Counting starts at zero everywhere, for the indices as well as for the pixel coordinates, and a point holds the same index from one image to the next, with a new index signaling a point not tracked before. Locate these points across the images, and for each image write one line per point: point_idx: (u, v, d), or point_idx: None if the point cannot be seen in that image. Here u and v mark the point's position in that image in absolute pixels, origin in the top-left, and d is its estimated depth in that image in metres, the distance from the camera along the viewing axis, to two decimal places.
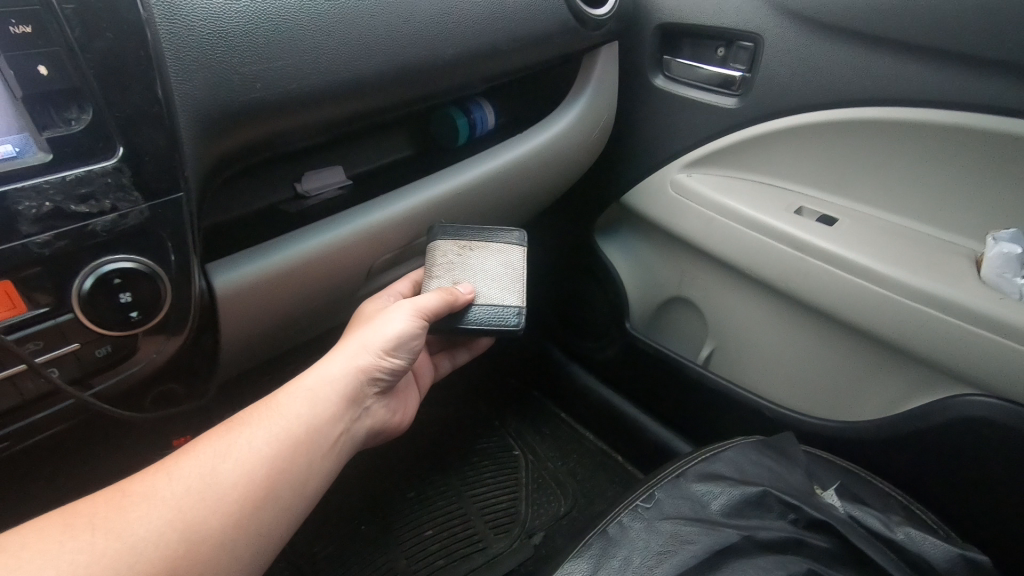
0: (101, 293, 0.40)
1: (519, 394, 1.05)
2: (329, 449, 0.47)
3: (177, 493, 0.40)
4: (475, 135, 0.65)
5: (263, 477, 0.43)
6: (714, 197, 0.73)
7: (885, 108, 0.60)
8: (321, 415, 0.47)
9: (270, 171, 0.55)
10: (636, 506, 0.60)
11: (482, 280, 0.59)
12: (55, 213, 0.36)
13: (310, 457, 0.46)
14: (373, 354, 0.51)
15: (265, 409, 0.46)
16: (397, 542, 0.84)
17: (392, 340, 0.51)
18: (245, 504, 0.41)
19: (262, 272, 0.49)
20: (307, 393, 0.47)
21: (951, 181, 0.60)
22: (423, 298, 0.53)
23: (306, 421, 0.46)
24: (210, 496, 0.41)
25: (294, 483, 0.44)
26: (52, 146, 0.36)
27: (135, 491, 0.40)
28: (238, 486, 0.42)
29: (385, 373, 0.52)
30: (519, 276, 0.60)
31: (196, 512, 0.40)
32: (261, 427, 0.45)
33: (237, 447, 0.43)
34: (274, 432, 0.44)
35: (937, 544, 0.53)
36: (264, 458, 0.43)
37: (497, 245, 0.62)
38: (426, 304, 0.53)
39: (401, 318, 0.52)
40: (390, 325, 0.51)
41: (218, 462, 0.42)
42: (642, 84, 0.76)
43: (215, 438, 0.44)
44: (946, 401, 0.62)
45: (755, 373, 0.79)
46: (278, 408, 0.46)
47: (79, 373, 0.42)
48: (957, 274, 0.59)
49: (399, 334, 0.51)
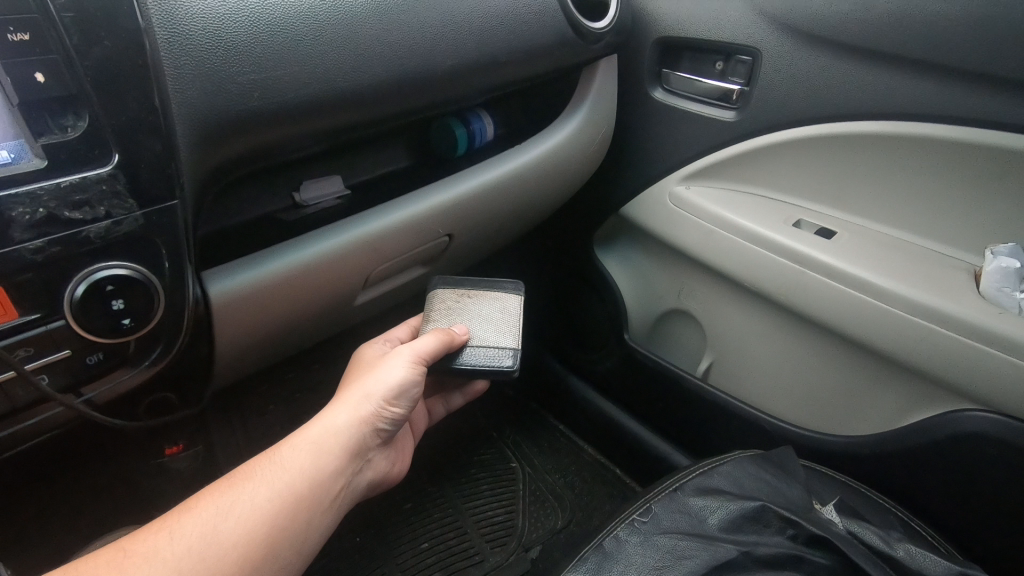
0: (94, 300, 0.39)
1: (518, 405, 1.05)
2: (330, 504, 0.47)
3: (178, 553, 0.40)
4: (474, 146, 0.65)
5: (264, 534, 0.42)
6: (713, 209, 0.73)
7: (882, 122, 0.61)
8: (324, 469, 0.46)
9: (269, 180, 0.56)
10: (634, 520, 0.59)
11: (478, 323, 0.60)
12: (49, 219, 0.36)
13: (311, 513, 0.45)
14: (376, 404, 0.50)
15: (268, 464, 0.46)
16: (393, 556, 0.83)
17: (394, 389, 0.50)
18: (245, 565, 0.41)
19: (258, 280, 0.48)
20: (310, 447, 0.47)
21: (949, 195, 0.60)
22: (421, 341, 0.53)
23: (308, 476, 0.45)
24: (211, 557, 0.40)
25: (293, 540, 0.44)
26: (47, 153, 0.36)
27: (138, 550, 0.40)
28: (239, 547, 0.41)
29: (388, 423, 0.51)
30: (516, 322, 0.60)
31: (197, 573, 0.39)
32: (263, 483, 0.44)
33: (239, 505, 0.43)
34: (276, 490, 0.44)
35: (937, 562, 0.53)
36: (265, 516, 0.43)
37: (496, 295, 0.63)
38: (423, 348, 0.53)
39: (401, 365, 0.51)
40: (390, 373, 0.51)
41: (219, 521, 0.42)
42: (640, 97, 0.76)
43: (219, 494, 0.44)
44: (946, 416, 0.62)
45: (754, 385, 0.79)
46: (281, 463, 0.45)
47: (70, 382, 0.42)
48: (955, 288, 0.59)
49: (399, 382, 0.51)
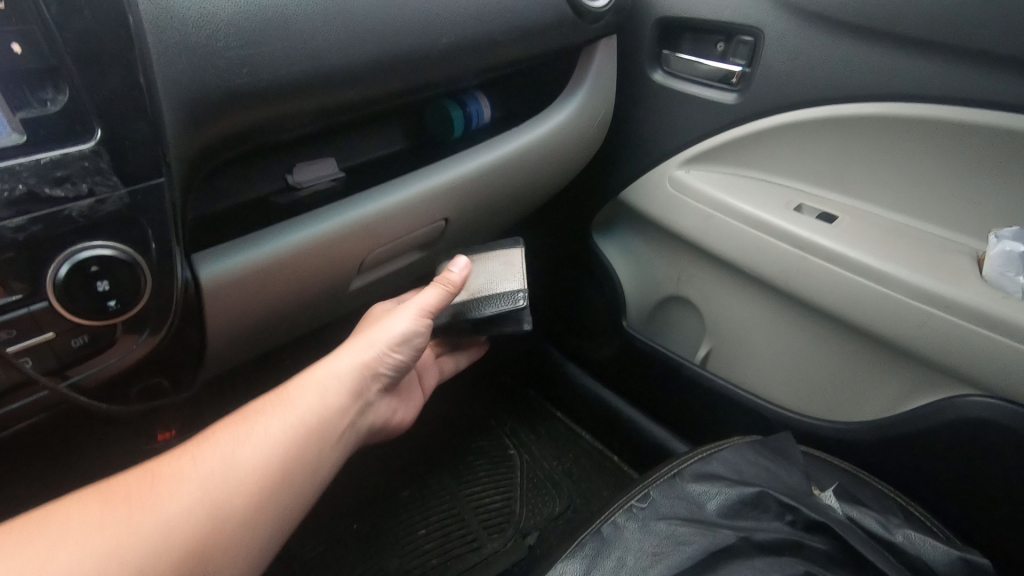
0: (78, 281, 0.38)
1: (515, 393, 1.04)
2: (339, 439, 0.48)
3: (201, 476, 0.40)
4: (472, 129, 0.64)
5: (279, 463, 0.43)
6: (713, 193, 0.72)
7: (887, 104, 0.60)
8: (333, 405, 0.48)
9: (261, 162, 0.54)
10: (632, 506, 0.58)
11: (483, 279, 0.61)
12: (28, 197, 0.35)
13: (323, 445, 0.46)
14: (379, 349, 0.53)
15: (280, 399, 0.47)
16: (390, 543, 0.83)
17: (398, 336, 0.53)
18: (263, 490, 0.42)
19: (249, 264, 0.47)
20: (319, 386, 0.48)
21: (954, 179, 0.60)
22: (424, 296, 0.55)
23: (319, 412, 0.47)
24: (232, 481, 0.41)
25: (306, 470, 0.45)
26: (27, 128, 0.34)
27: (161, 472, 0.40)
28: (257, 473, 0.42)
29: (391, 367, 0.54)
30: (518, 266, 0.61)
31: (220, 493, 0.40)
32: (276, 417, 0.45)
33: (254, 435, 0.44)
34: (287, 422, 0.45)
35: (937, 547, 0.53)
36: (280, 446, 0.44)
37: (496, 251, 0.64)
38: (426, 303, 0.55)
39: (405, 317, 0.54)
40: (394, 324, 0.53)
41: (238, 449, 0.42)
42: (639, 79, 0.75)
43: (233, 425, 0.44)
44: (947, 402, 0.61)
45: (753, 371, 0.78)
46: (293, 398, 0.47)
47: (56, 366, 0.41)
48: (959, 272, 0.58)
49: (401, 333, 0.53)
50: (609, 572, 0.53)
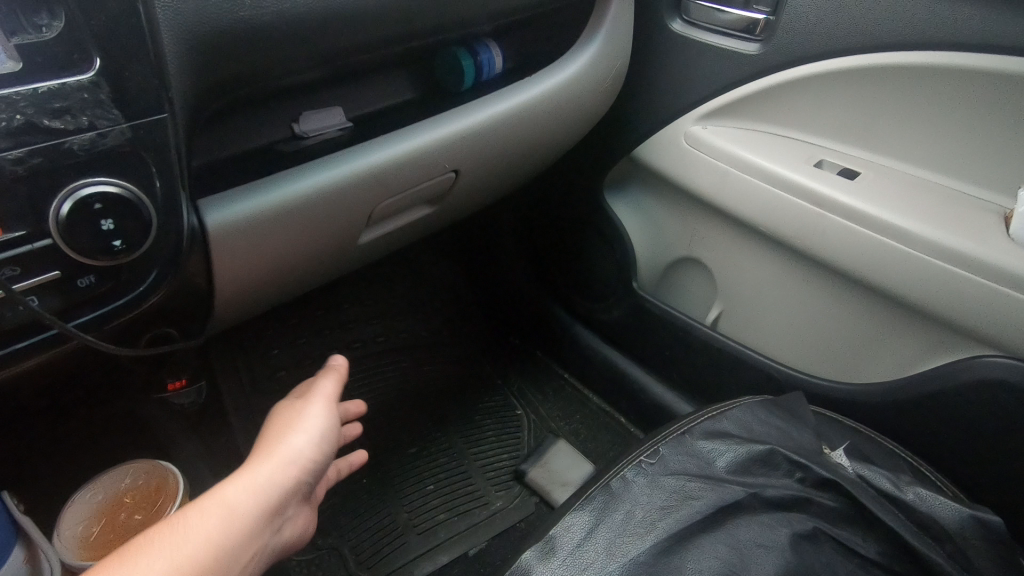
0: (81, 218, 0.37)
1: (521, 354, 1.04)
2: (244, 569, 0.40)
3: None
4: (482, 79, 0.62)
5: None
6: (731, 149, 0.69)
7: (920, 52, 0.57)
8: (245, 523, 0.40)
9: (264, 107, 0.53)
10: (641, 461, 0.57)
11: None
12: (27, 127, 0.34)
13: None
14: (302, 454, 0.46)
15: (171, 530, 0.39)
16: (399, 497, 0.84)
17: (316, 439, 0.47)
18: None
19: (256, 211, 0.46)
20: (226, 505, 0.41)
21: (984, 133, 0.57)
22: (328, 389, 0.52)
23: (226, 535, 0.39)
24: None
25: None
26: (22, 55, 0.33)
27: None
28: None
29: (313, 476, 0.47)
30: None
31: None
32: (164, 554, 0.37)
33: None
34: (178, 556, 0.37)
35: (949, 506, 0.53)
36: None
37: None
38: (330, 393, 0.51)
39: (319, 415, 0.49)
40: (308, 424, 0.48)
41: None
42: (657, 27, 0.71)
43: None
44: (962, 362, 0.61)
45: (764, 333, 0.77)
46: (190, 525, 0.39)
47: (63, 305, 0.40)
48: (984, 230, 0.56)
49: (320, 430, 0.48)
50: (617, 526, 0.52)
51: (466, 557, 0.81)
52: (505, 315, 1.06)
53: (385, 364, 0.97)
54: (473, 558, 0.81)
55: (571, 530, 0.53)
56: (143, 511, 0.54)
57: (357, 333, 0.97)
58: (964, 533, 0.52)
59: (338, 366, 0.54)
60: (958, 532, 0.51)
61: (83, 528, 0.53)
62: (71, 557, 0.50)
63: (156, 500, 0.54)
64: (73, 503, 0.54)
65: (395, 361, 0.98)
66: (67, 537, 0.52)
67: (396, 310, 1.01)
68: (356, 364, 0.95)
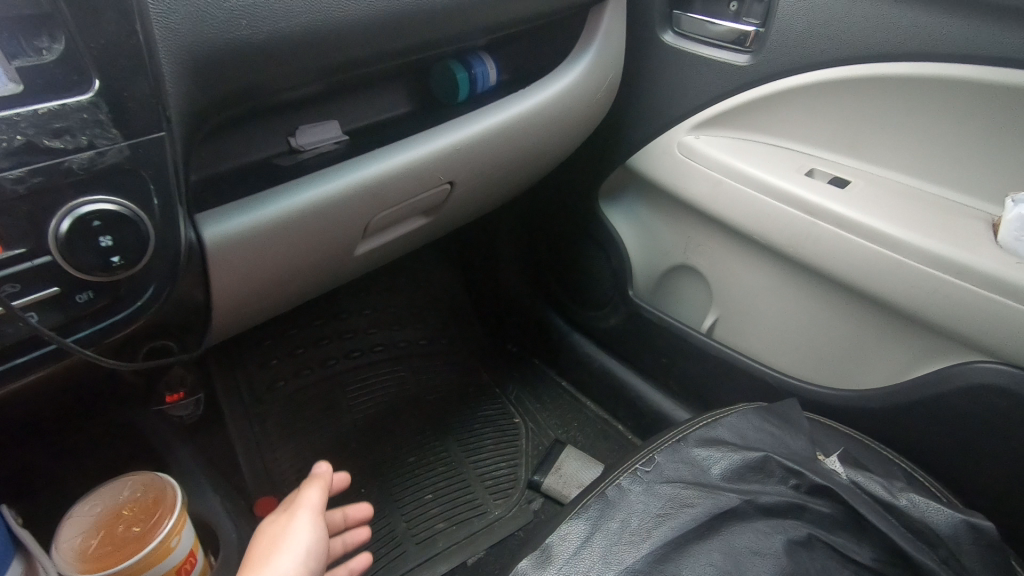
0: (80, 236, 0.38)
1: (519, 362, 1.05)
2: None
3: None
4: (477, 91, 0.63)
5: None
6: (724, 158, 0.70)
7: (905, 64, 0.58)
8: None
9: (260, 123, 0.53)
10: (636, 469, 0.58)
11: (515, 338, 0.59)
12: (28, 147, 0.34)
13: None
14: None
15: None
16: (398, 507, 0.84)
17: (304, 558, 0.48)
18: None
19: (253, 225, 0.47)
20: None
21: (971, 142, 0.58)
22: (314, 500, 0.53)
23: None
24: None
25: None
26: (23, 77, 0.34)
27: None
28: None
29: None
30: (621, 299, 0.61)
31: None
32: None
33: None
34: None
35: (942, 512, 0.53)
36: None
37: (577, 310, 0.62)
38: (315, 504, 0.52)
39: (305, 532, 0.49)
40: (296, 542, 0.48)
41: None
42: (649, 40, 0.72)
43: None
44: (954, 368, 0.61)
45: (759, 340, 0.78)
46: None
47: (62, 319, 0.40)
48: (973, 238, 0.57)
49: (308, 547, 0.48)
50: (613, 534, 0.53)
51: (465, 566, 0.81)
52: (502, 323, 1.07)
53: (383, 373, 0.97)
54: (472, 567, 0.81)
55: (567, 539, 0.53)
56: (141, 523, 0.54)
57: (355, 342, 0.97)
58: (959, 539, 0.52)
59: (323, 476, 0.56)
60: (951, 537, 0.52)
61: (81, 540, 0.53)
62: (69, 571, 0.50)
63: (154, 512, 0.54)
64: (71, 517, 0.54)
65: (393, 371, 0.98)
66: (66, 550, 0.51)
67: (394, 319, 1.02)
68: (355, 374, 0.95)
